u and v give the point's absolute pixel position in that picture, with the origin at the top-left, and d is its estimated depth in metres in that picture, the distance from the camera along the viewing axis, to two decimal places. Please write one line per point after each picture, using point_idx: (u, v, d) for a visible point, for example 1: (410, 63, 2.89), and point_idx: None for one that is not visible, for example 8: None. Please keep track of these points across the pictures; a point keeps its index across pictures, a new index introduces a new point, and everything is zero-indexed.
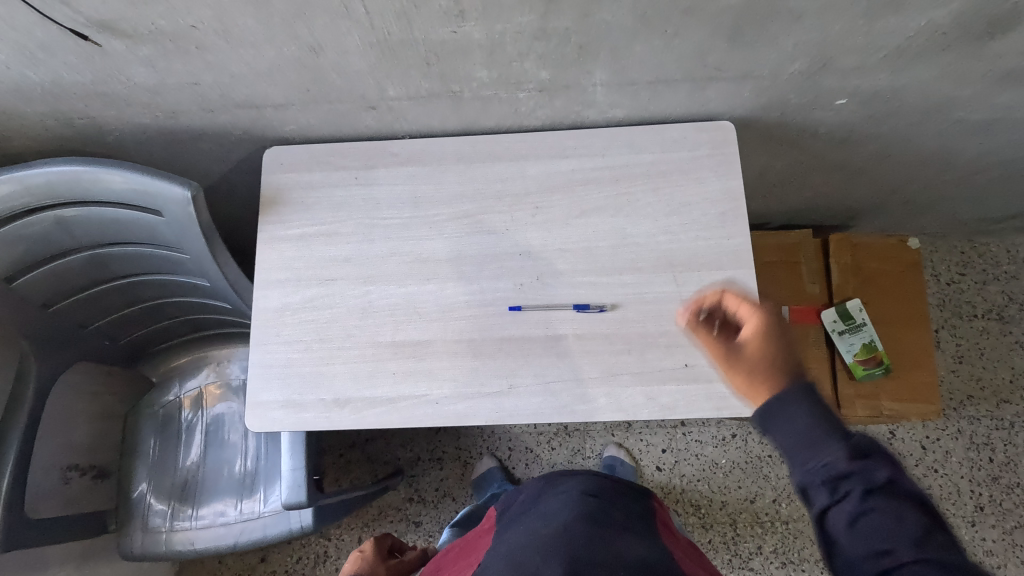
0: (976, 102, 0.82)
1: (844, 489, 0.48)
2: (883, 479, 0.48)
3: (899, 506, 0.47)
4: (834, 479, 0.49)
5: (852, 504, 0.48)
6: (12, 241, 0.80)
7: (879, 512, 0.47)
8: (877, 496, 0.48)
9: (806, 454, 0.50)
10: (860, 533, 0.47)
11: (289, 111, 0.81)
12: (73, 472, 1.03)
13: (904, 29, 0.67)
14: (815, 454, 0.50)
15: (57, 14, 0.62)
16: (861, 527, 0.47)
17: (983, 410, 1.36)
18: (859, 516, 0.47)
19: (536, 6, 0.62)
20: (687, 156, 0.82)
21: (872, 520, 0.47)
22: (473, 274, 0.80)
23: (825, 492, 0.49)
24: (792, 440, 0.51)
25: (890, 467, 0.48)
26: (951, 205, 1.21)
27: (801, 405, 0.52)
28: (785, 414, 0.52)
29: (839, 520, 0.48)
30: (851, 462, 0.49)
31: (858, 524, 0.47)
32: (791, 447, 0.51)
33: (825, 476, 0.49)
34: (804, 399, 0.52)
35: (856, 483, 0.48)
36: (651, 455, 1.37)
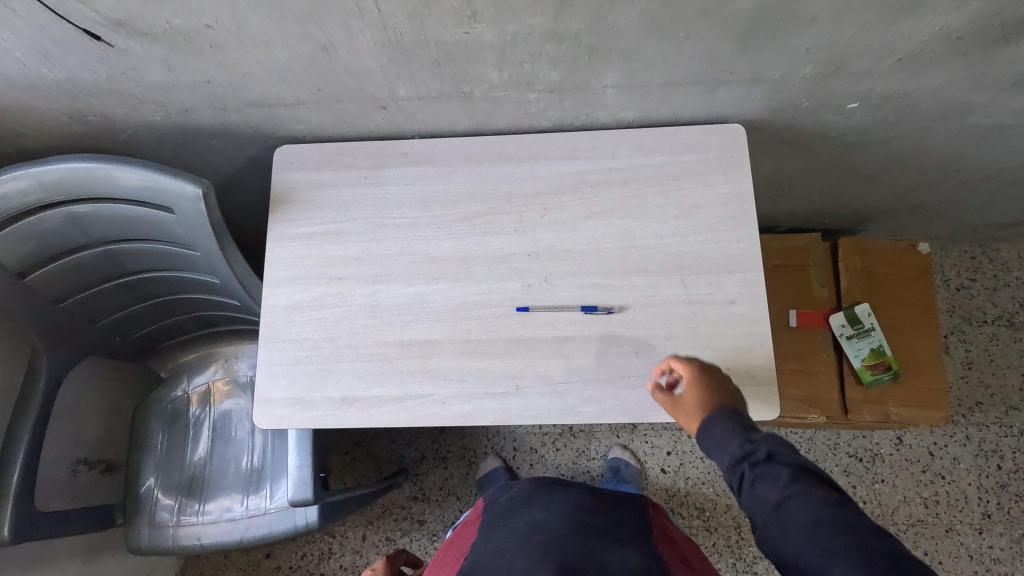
0: (990, 107, 0.82)
1: (743, 470, 0.59)
2: (769, 454, 0.58)
3: (781, 472, 0.57)
4: (737, 460, 0.60)
5: (750, 480, 0.58)
6: (24, 237, 0.81)
7: (767, 484, 0.57)
8: (769, 467, 0.57)
9: (715, 449, 0.62)
10: (765, 504, 0.56)
11: (300, 111, 0.81)
12: (82, 466, 1.05)
13: (919, 33, 0.67)
14: (724, 449, 0.61)
15: (73, 13, 0.62)
16: (761, 498, 0.57)
17: (992, 417, 1.35)
18: (756, 486, 0.57)
19: (548, 7, 0.62)
20: (696, 159, 0.82)
21: (769, 491, 0.56)
22: (481, 274, 0.80)
23: (732, 462, 0.60)
24: (709, 444, 0.63)
25: (770, 445, 0.59)
26: (962, 210, 1.20)
27: (714, 419, 0.62)
28: (714, 437, 0.62)
29: (749, 492, 0.58)
30: (744, 443, 0.60)
31: (758, 495, 0.57)
32: (706, 449, 0.64)
33: (732, 455, 0.60)
34: (724, 414, 0.62)
35: (748, 463, 0.59)
36: (656, 457, 1.37)
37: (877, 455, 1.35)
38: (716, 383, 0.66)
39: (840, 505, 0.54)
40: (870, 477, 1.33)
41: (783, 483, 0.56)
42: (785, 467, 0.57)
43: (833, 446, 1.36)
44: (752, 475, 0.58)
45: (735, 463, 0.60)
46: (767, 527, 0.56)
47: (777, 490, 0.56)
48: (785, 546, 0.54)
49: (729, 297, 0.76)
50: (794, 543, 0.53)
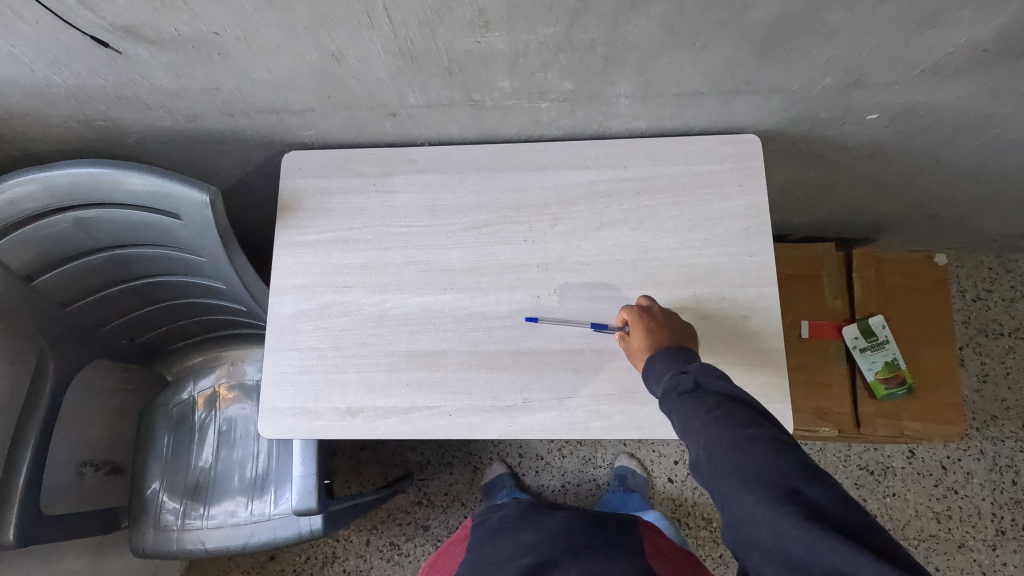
0: (1013, 119, 0.79)
1: (670, 398, 0.60)
2: (696, 384, 0.59)
3: (704, 399, 0.57)
4: (668, 389, 0.61)
5: (673, 407, 0.59)
6: (30, 241, 0.81)
7: (687, 408, 0.57)
8: (692, 394, 0.58)
9: (654, 384, 0.64)
10: (685, 427, 0.57)
11: (308, 117, 0.80)
12: (88, 467, 1.04)
13: (943, 45, 0.65)
14: (661, 380, 0.63)
15: (82, 20, 0.62)
16: (681, 423, 0.57)
17: (1008, 431, 1.32)
18: (678, 410, 0.58)
19: (562, 17, 0.61)
20: (710, 169, 0.80)
21: (689, 415, 0.57)
22: (490, 285, 0.79)
23: (663, 393, 0.61)
24: (650, 378, 0.65)
25: (697, 375, 0.60)
26: (980, 221, 1.18)
27: (653, 358, 0.65)
28: (655, 371, 0.64)
29: (673, 419, 0.59)
30: (676, 374, 0.61)
31: (680, 419, 0.58)
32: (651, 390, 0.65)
33: (664, 385, 0.62)
34: (664, 351, 0.65)
35: (675, 390, 0.60)
36: (663, 466, 1.35)
37: (889, 468, 1.32)
38: (654, 323, 0.69)
39: (760, 431, 0.53)
40: (882, 491, 1.31)
41: (703, 408, 0.56)
42: (709, 395, 0.58)
43: (843, 458, 1.34)
44: (676, 402, 0.59)
45: (665, 393, 0.61)
46: (689, 450, 0.56)
47: (698, 413, 0.56)
48: (704, 474, 0.54)
49: (742, 312, 0.75)
50: (710, 471, 0.53)
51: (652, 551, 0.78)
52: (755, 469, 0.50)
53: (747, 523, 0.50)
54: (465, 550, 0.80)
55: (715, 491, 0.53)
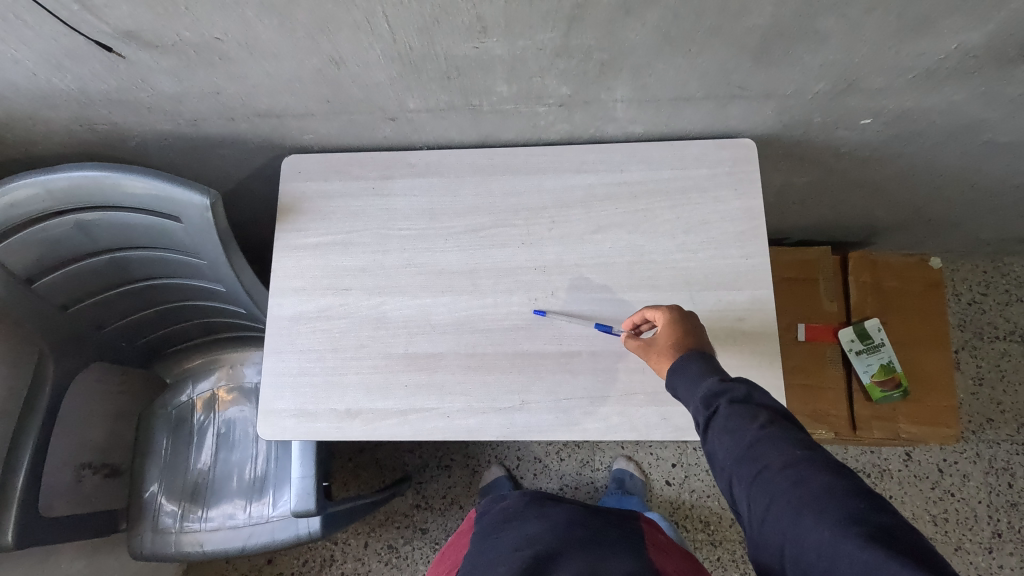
0: (1006, 124, 0.80)
1: (717, 406, 0.58)
2: (744, 396, 0.58)
3: (757, 413, 0.56)
4: (713, 396, 0.59)
5: (721, 416, 0.57)
6: (31, 244, 0.81)
7: (742, 421, 0.56)
8: (743, 407, 0.57)
9: (686, 388, 0.62)
10: (736, 440, 0.55)
11: (308, 121, 0.81)
12: (87, 470, 1.04)
13: (934, 51, 0.66)
14: (698, 386, 0.61)
15: (85, 25, 0.62)
16: (731, 435, 0.56)
17: (1003, 434, 1.33)
18: (729, 422, 0.57)
19: (559, 24, 0.62)
20: (706, 174, 0.81)
21: (744, 428, 0.55)
22: (488, 288, 0.79)
23: (706, 400, 0.59)
24: (682, 381, 0.62)
25: (746, 386, 0.59)
26: (974, 225, 1.19)
27: (692, 363, 0.62)
28: (689, 371, 0.62)
29: (718, 428, 0.57)
30: (722, 383, 0.60)
31: (730, 430, 0.56)
32: (678, 393, 0.63)
33: (708, 392, 0.59)
34: (702, 356, 0.63)
35: (724, 398, 0.58)
36: (661, 469, 1.36)
37: (885, 471, 1.33)
38: (692, 328, 0.67)
39: (810, 454, 0.53)
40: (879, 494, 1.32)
41: (757, 422, 0.55)
42: (760, 409, 0.57)
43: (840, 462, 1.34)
44: (726, 412, 0.57)
45: (710, 400, 0.59)
46: (736, 464, 0.55)
47: (750, 427, 0.55)
48: (749, 488, 0.53)
49: (737, 314, 0.76)
50: (759, 487, 0.53)
51: (651, 546, 0.79)
52: (815, 489, 0.50)
53: (796, 542, 0.49)
54: (467, 545, 0.80)
55: (760, 507, 0.52)
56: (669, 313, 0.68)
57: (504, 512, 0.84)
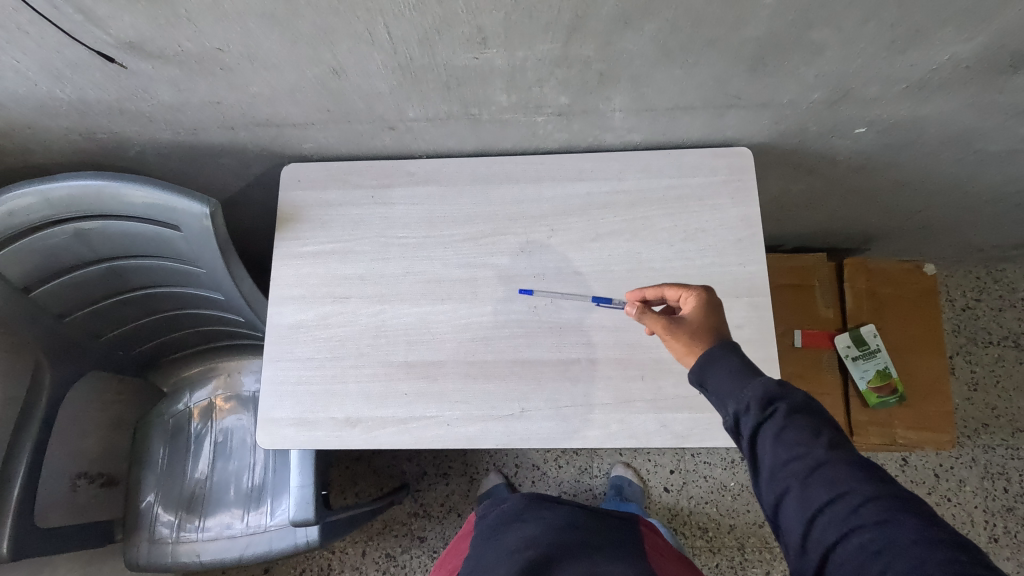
0: (998, 133, 0.82)
1: (774, 411, 0.54)
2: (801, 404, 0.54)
3: (817, 426, 0.53)
4: (770, 399, 0.55)
5: (780, 423, 0.53)
6: (28, 252, 0.81)
7: (803, 433, 0.52)
8: (803, 416, 0.53)
9: (730, 389, 0.57)
10: (795, 454, 0.51)
11: (308, 130, 0.81)
12: (82, 479, 1.04)
13: (927, 62, 0.67)
14: (749, 384, 0.56)
15: (86, 36, 0.63)
16: (790, 446, 0.52)
17: (998, 439, 1.34)
18: (788, 432, 0.53)
19: (558, 35, 0.63)
20: (703, 182, 0.82)
21: (803, 441, 0.52)
22: (488, 295, 0.80)
23: (760, 404, 0.55)
24: (725, 381, 0.58)
25: (805, 394, 0.55)
26: (968, 232, 1.20)
27: (735, 362, 0.59)
28: (724, 362, 0.59)
29: (774, 436, 0.53)
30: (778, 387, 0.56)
31: (789, 441, 0.52)
32: (716, 394, 0.59)
33: (764, 394, 0.55)
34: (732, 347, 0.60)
35: (783, 405, 0.54)
36: (659, 475, 1.36)
37: None
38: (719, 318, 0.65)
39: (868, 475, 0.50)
40: None
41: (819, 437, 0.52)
42: (820, 422, 0.53)
43: None
44: (785, 420, 0.53)
45: (765, 406, 0.54)
46: (790, 477, 0.51)
47: (812, 442, 0.52)
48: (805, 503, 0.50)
49: (735, 321, 0.76)
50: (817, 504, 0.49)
51: (653, 551, 0.80)
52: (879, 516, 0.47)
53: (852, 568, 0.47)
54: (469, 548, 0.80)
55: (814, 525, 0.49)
56: (699, 293, 0.67)
57: (504, 515, 0.83)
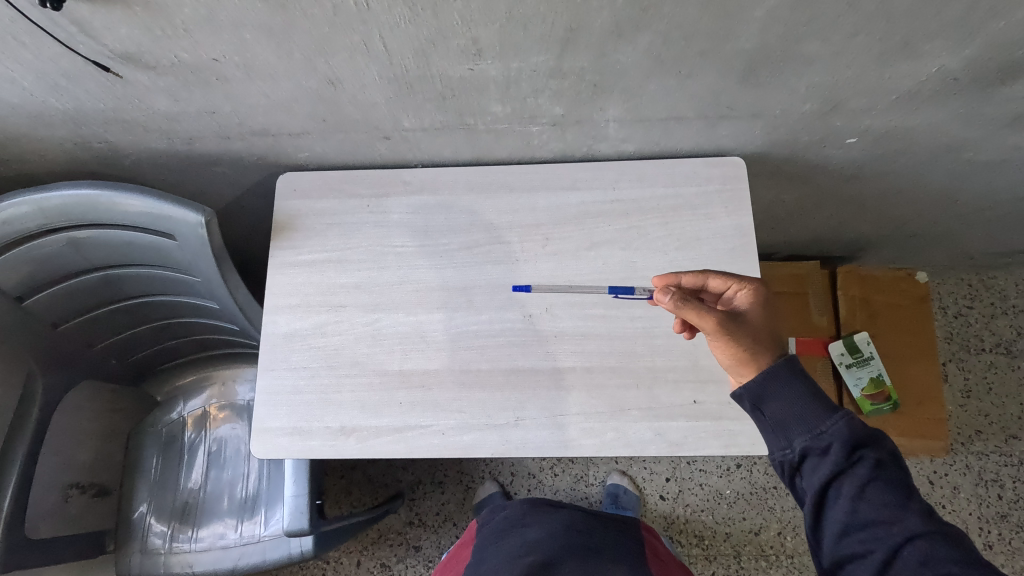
0: (986, 143, 0.83)
1: (858, 461, 0.59)
2: (881, 455, 0.60)
3: (895, 483, 0.59)
4: (855, 446, 0.60)
5: (864, 477, 0.59)
6: (22, 261, 0.81)
7: (883, 485, 0.58)
8: (884, 472, 0.59)
9: (804, 425, 0.61)
10: (874, 509, 0.58)
11: (304, 140, 0.82)
12: (74, 490, 1.01)
13: (916, 74, 0.68)
14: (826, 421, 0.61)
15: (83, 47, 0.63)
16: (867, 495, 0.58)
17: (991, 445, 1.35)
18: (868, 482, 0.58)
19: (552, 46, 0.63)
20: (697, 191, 0.83)
21: (881, 492, 0.58)
22: (483, 304, 0.80)
23: (841, 450, 0.59)
24: (796, 414, 0.62)
25: (888, 445, 0.61)
26: (959, 240, 1.21)
27: (803, 393, 0.62)
28: (787, 387, 0.63)
29: (853, 483, 0.59)
30: (861, 435, 0.60)
31: (868, 490, 0.58)
32: (779, 420, 0.63)
33: (847, 439, 0.60)
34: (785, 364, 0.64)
35: (868, 457, 0.59)
36: (655, 483, 1.36)
37: None
38: (769, 327, 0.67)
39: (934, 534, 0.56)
40: None
41: (896, 497, 0.58)
42: (898, 479, 0.59)
43: None
44: (871, 473, 0.59)
45: (846, 451, 0.59)
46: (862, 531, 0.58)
47: (890, 499, 0.58)
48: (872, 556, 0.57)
49: None
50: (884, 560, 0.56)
51: (652, 558, 0.81)
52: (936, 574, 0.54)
53: None
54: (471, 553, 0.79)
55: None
56: (752, 286, 0.68)
57: (500, 523, 0.83)
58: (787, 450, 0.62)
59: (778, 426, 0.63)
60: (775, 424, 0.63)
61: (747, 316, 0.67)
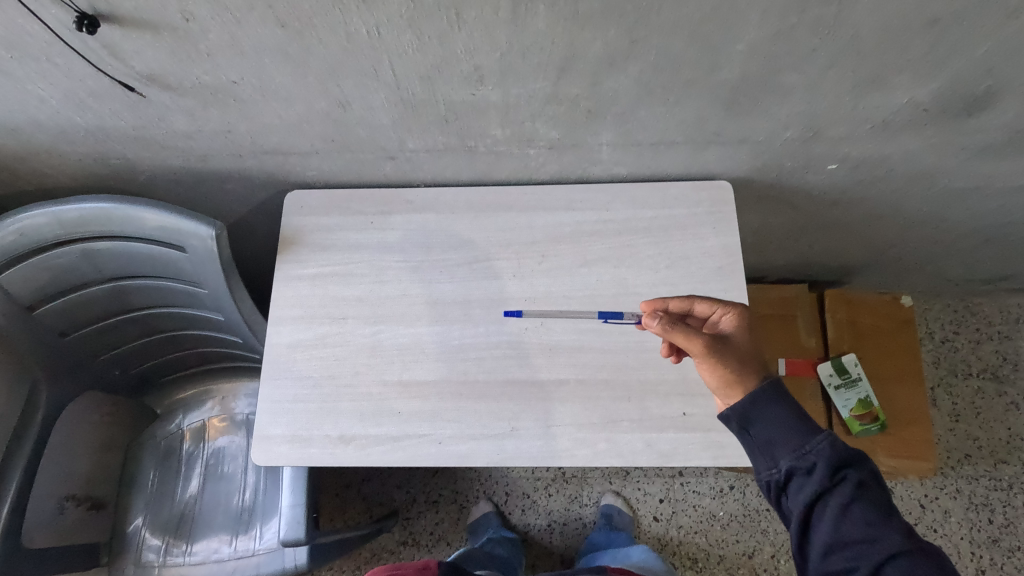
0: (959, 172, 0.87)
1: (842, 480, 0.61)
2: (863, 475, 0.62)
3: (878, 501, 0.61)
4: (839, 466, 0.62)
5: (849, 496, 0.61)
6: (38, 270, 0.84)
7: (865, 504, 0.60)
8: (866, 490, 0.61)
9: (789, 445, 0.63)
10: (858, 526, 0.60)
11: (312, 159, 0.86)
12: (70, 501, 0.99)
13: (888, 105, 0.73)
14: (810, 439, 0.63)
15: (111, 68, 0.68)
16: (850, 513, 0.60)
17: (981, 469, 1.36)
18: (851, 502, 0.60)
19: (548, 74, 0.68)
20: (686, 213, 0.87)
21: (864, 510, 0.60)
22: (480, 317, 0.83)
23: (825, 469, 0.61)
24: (781, 434, 0.64)
25: (869, 465, 0.63)
26: (941, 266, 1.25)
27: (787, 413, 0.64)
28: (770, 400, 0.65)
29: (838, 502, 0.61)
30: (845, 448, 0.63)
31: (851, 509, 0.60)
32: (765, 441, 0.65)
33: (832, 459, 0.62)
34: (770, 385, 0.66)
35: (852, 477, 0.61)
36: (648, 504, 1.36)
37: None
38: (754, 350, 0.69)
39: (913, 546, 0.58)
40: None
41: (878, 515, 0.60)
42: (880, 497, 0.61)
43: None
44: (855, 492, 0.61)
45: (829, 471, 0.61)
46: (847, 548, 0.60)
47: (873, 517, 0.60)
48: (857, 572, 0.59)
49: None
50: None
51: None
52: None
53: None
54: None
55: None
56: (737, 310, 0.70)
57: None
58: (773, 470, 0.64)
59: (765, 447, 0.65)
60: (762, 445, 0.65)
61: (733, 339, 0.69)
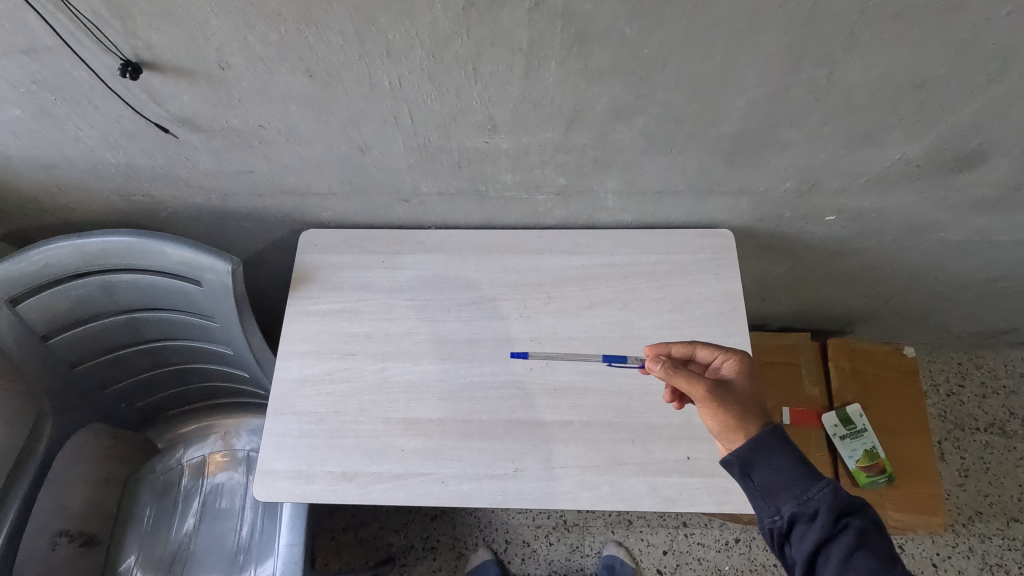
0: (954, 225, 0.90)
1: (844, 528, 0.61)
2: (864, 523, 0.62)
3: (880, 550, 0.61)
4: (840, 515, 0.62)
5: (851, 544, 0.60)
6: (57, 298, 0.86)
7: (868, 553, 0.60)
8: (868, 539, 0.61)
9: (791, 491, 0.63)
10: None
11: (329, 200, 0.89)
12: (63, 538, 0.99)
13: (881, 159, 0.77)
14: (811, 486, 0.63)
15: (148, 110, 0.72)
16: (853, 563, 0.60)
17: (993, 527, 1.33)
18: (853, 551, 0.60)
19: (558, 124, 0.72)
20: (689, 258, 0.89)
21: (867, 560, 0.60)
22: (486, 356, 0.84)
23: (827, 516, 0.61)
24: (783, 481, 0.64)
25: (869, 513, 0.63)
26: (944, 318, 1.26)
27: (789, 459, 0.64)
28: (773, 443, 0.65)
29: (841, 551, 0.60)
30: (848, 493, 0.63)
31: (855, 558, 0.60)
32: (767, 487, 0.64)
33: (834, 507, 0.62)
34: (770, 429, 0.66)
35: (854, 527, 0.61)
36: (652, 556, 1.33)
37: None
38: (755, 395, 0.69)
39: None
40: None
41: (882, 565, 0.60)
42: (882, 546, 0.61)
43: None
44: (857, 540, 0.60)
45: (831, 519, 0.61)
46: None
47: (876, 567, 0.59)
48: None
49: None
50: None
51: None
52: None
53: None
54: None
55: None
56: (738, 356, 0.71)
57: None
58: (776, 516, 0.63)
59: (767, 493, 0.64)
60: (764, 491, 0.64)
61: (735, 385, 0.69)
